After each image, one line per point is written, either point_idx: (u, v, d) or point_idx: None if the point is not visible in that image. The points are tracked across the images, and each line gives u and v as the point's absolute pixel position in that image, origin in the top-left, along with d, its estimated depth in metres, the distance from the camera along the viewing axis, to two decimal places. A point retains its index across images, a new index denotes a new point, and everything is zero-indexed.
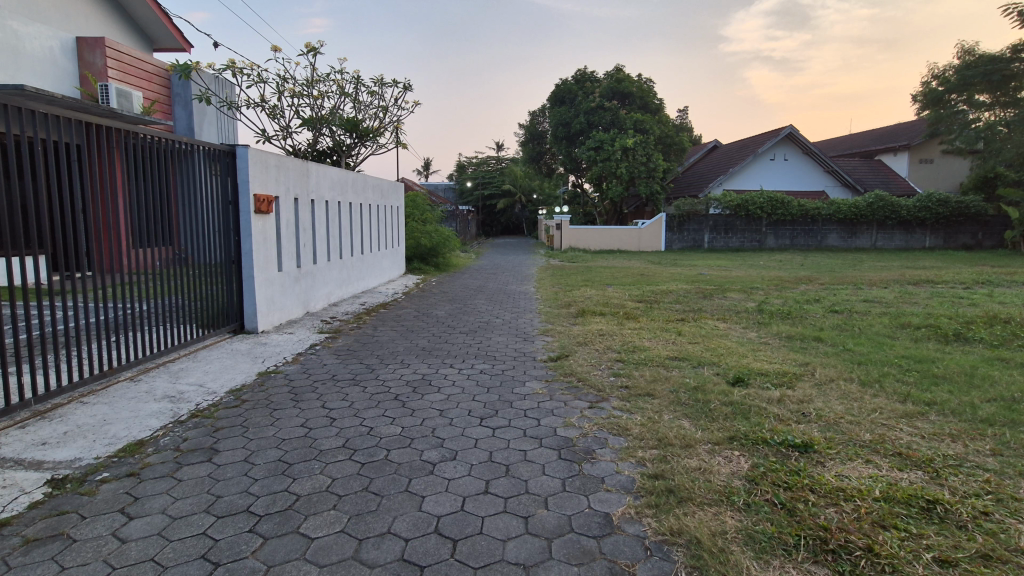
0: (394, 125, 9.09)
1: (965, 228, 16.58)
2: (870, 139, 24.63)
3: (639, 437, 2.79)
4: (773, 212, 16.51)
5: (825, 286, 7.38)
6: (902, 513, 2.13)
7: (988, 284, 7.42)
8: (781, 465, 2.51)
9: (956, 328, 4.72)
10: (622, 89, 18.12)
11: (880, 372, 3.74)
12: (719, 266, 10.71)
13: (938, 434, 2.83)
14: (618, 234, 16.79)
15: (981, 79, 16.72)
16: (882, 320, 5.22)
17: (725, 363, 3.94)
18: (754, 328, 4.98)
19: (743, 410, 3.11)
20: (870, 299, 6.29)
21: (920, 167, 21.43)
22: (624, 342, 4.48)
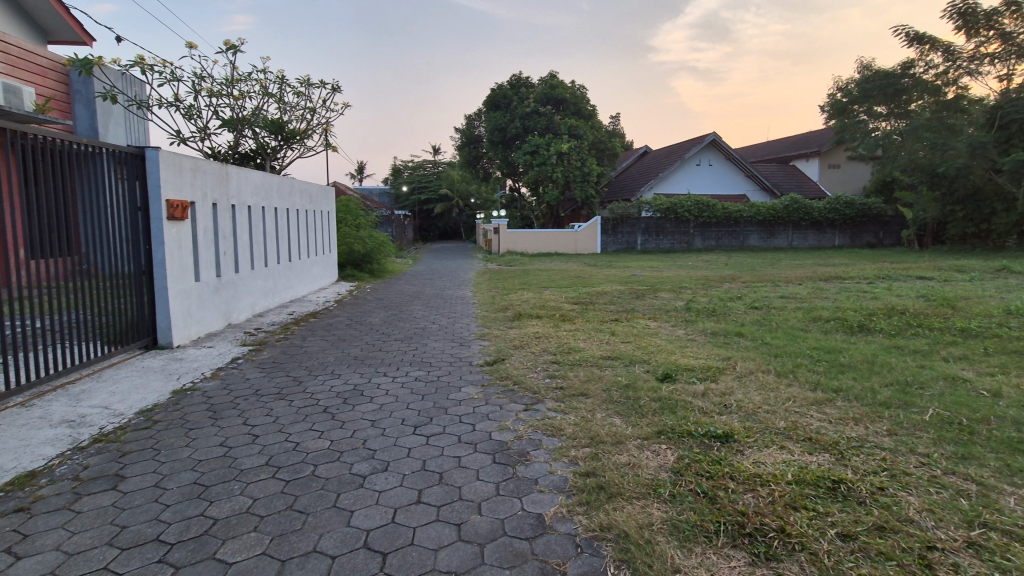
0: (322, 127, 8.80)
1: (869, 227, 18.12)
2: (785, 146, 26.49)
3: (572, 436, 2.84)
4: (700, 214, 17.36)
5: (747, 284, 7.84)
6: (810, 494, 2.30)
7: (887, 279, 8.15)
8: (703, 455, 2.64)
9: (859, 319, 5.15)
10: (556, 95, 18.40)
11: (794, 362, 4.01)
12: (651, 267, 11.14)
13: (843, 418, 3.06)
14: (555, 237, 17.06)
15: (878, 91, 18.01)
16: (796, 314, 5.61)
17: (655, 360, 4.09)
18: (682, 326, 5.21)
19: (670, 404, 3.24)
20: (786, 295, 6.74)
21: (829, 172, 23.27)
22: (560, 343, 4.56)
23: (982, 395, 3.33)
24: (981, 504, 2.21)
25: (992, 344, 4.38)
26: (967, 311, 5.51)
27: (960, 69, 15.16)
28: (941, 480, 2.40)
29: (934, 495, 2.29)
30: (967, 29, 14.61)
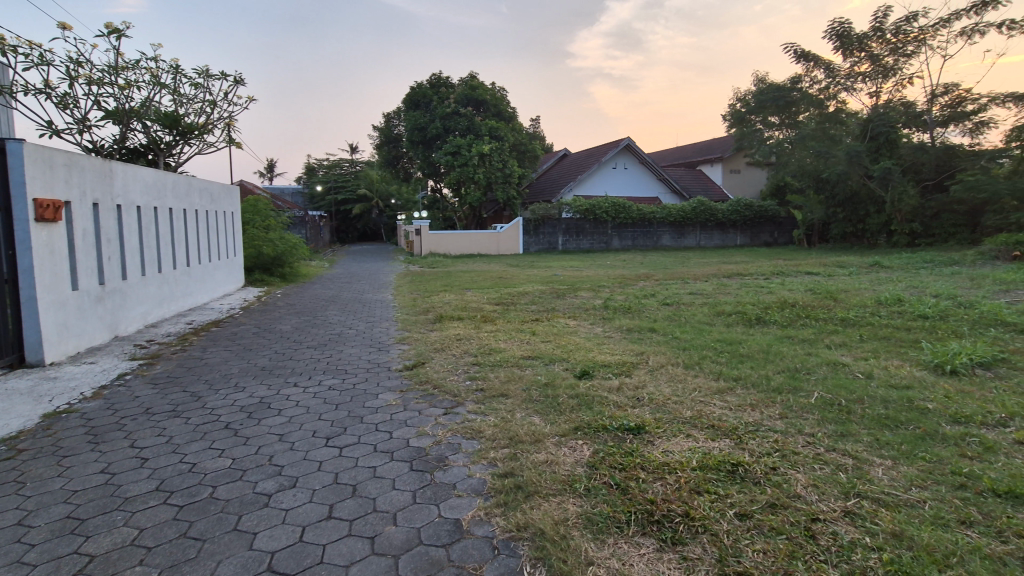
0: (224, 121, 8.22)
1: (766, 228, 19.74)
2: (692, 151, 28.26)
3: (492, 437, 2.84)
4: (617, 216, 18.10)
5: (659, 282, 8.27)
6: (712, 478, 2.45)
7: (781, 275, 8.91)
8: (617, 448, 2.74)
9: (757, 312, 5.58)
10: (476, 96, 18.39)
11: (700, 354, 4.27)
12: (572, 266, 11.45)
13: (742, 404, 3.30)
14: (478, 238, 17.08)
15: (772, 102, 19.98)
16: (703, 309, 5.99)
17: (573, 358, 4.20)
18: (599, 323, 5.39)
19: (587, 400, 3.34)
20: (694, 291, 7.18)
21: (732, 177, 25.13)
22: (481, 345, 4.55)
23: (857, 377, 3.73)
24: (855, 476, 2.47)
25: (865, 331, 4.92)
26: (846, 302, 6.15)
27: (839, 85, 16.90)
28: (824, 457, 2.65)
29: (818, 471, 2.53)
30: (844, 49, 16.32)
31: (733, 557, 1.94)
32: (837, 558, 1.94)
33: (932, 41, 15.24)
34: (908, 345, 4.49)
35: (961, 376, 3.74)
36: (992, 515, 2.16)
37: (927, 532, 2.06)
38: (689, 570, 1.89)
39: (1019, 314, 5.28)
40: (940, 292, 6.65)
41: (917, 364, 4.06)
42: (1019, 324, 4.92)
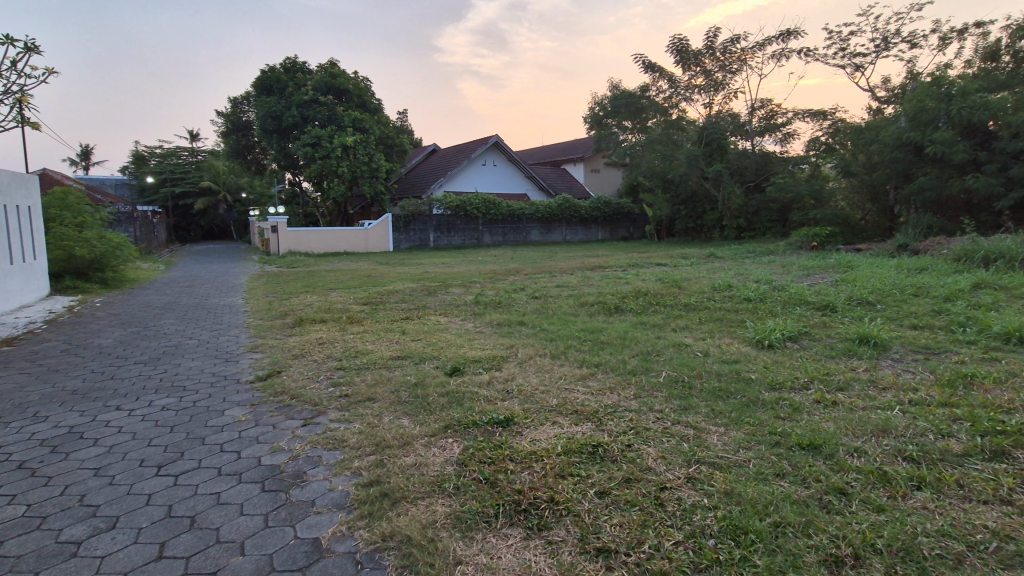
0: (14, 96, 6.78)
1: (623, 223, 21.44)
2: (556, 151, 29.70)
3: (356, 446, 2.69)
4: (487, 212, 18.40)
5: (528, 276, 8.56)
6: (575, 461, 2.57)
7: (635, 266, 9.74)
8: (486, 442, 2.75)
9: (615, 302, 6.01)
10: (337, 84, 17.42)
11: (565, 344, 4.48)
12: (443, 263, 11.38)
13: (602, 388, 3.53)
14: (343, 235, 16.26)
15: (624, 107, 21.82)
16: (568, 300, 6.30)
17: (444, 355, 4.15)
18: (470, 319, 5.40)
19: (457, 397, 3.32)
20: (560, 285, 7.53)
21: (593, 176, 26.89)
22: (346, 348, 4.31)
23: (697, 356, 4.20)
24: (696, 445, 2.76)
25: (703, 314, 5.55)
26: (689, 289, 6.89)
27: (680, 95, 18.89)
28: (671, 430, 2.92)
29: (666, 443, 2.78)
30: (683, 63, 18.26)
31: (593, 534, 2.06)
32: (681, 521, 2.15)
33: (751, 62, 17.69)
34: (735, 325, 5.17)
35: (777, 349, 4.39)
36: (799, 465, 2.56)
37: (751, 487, 2.36)
38: (553, 553, 1.96)
39: (816, 294, 6.35)
40: (760, 278, 7.75)
41: (744, 341, 4.67)
42: (816, 302, 5.93)
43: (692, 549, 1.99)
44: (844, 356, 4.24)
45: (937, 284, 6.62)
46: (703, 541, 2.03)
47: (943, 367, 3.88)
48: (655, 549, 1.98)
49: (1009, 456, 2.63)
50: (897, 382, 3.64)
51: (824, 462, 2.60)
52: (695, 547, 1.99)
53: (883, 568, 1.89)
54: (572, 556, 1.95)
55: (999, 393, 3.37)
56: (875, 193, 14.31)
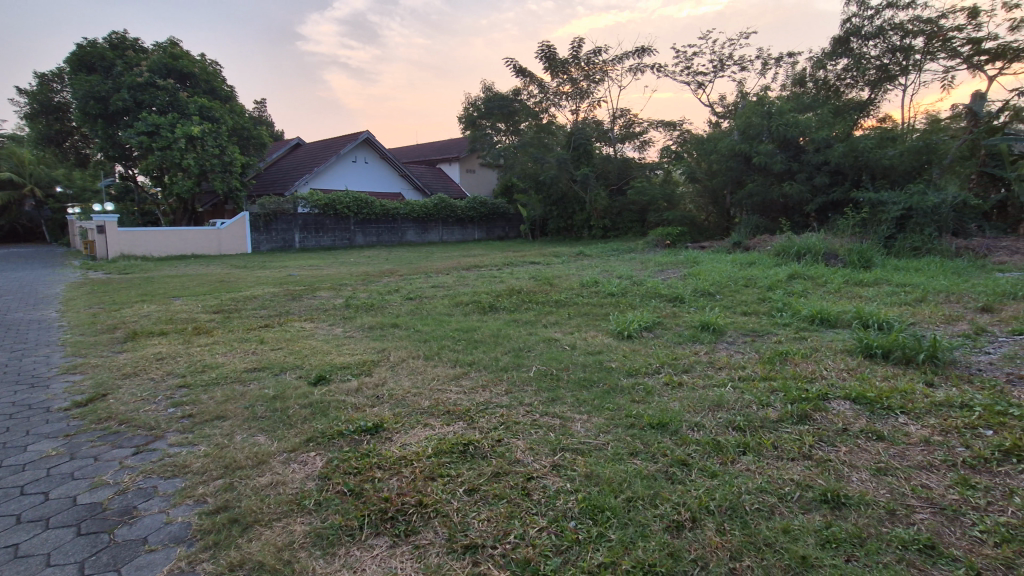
0: None
1: (499, 223, 21.90)
2: (432, 150, 29.45)
3: (200, 471, 2.42)
4: (359, 211, 17.69)
5: (403, 277, 8.39)
6: (445, 462, 2.57)
7: (509, 265, 10.00)
8: (352, 452, 2.64)
9: (490, 301, 6.13)
10: (179, 67, 15.52)
11: (439, 345, 4.46)
12: (310, 265, 10.71)
13: (475, 386, 3.57)
14: (190, 235, 14.61)
15: (498, 110, 22.26)
16: (444, 301, 6.29)
17: (308, 364, 3.90)
18: (339, 324, 5.15)
19: (322, 407, 3.14)
20: (436, 285, 7.48)
21: (469, 176, 27.12)
22: (192, 362, 3.87)
23: (565, 349, 4.42)
24: (561, 433, 2.90)
25: (572, 310, 5.87)
26: (559, 286, 7.26)
27: (549, 100, 19.80)
28: (539, 422, 3.05)
29: (534, 435, 2.89)
30: (552, 70, 19.16)
31: (461, 532, 2.07)
32: (545, 508, 2.25)
33: (611, 73, 19.09)
34: (599, 318, 5.53)
35: (634, 338, 4.78)
36: (649, 443, 2.81)
37: (608, 468, 2.55)
38: (420, 557, 1.94)
39: (668, 288, 7.04)
40: (622, 274, 8.41)
41: (607, 333, 5.03)
42: (668, 294, 6.57)
43: (555, 533, 2.09)
44: (690, 341, 4.75)
45: (762, 276, 7.70)
46: (565, 524, 2.14)
47: (765, 347, 4.52)
48: (520, 538, 2.05)
49: (811, 418, 3.15)
50: (730, 361, 4.17)
51: (671, 438, 2.89)
52: (557, 531, 2.10)
53: (713, 526, 2.16)
54: (439, 557, 1.94)
55: (806, 365, 4.03)
56: (715, 196, 16.27)
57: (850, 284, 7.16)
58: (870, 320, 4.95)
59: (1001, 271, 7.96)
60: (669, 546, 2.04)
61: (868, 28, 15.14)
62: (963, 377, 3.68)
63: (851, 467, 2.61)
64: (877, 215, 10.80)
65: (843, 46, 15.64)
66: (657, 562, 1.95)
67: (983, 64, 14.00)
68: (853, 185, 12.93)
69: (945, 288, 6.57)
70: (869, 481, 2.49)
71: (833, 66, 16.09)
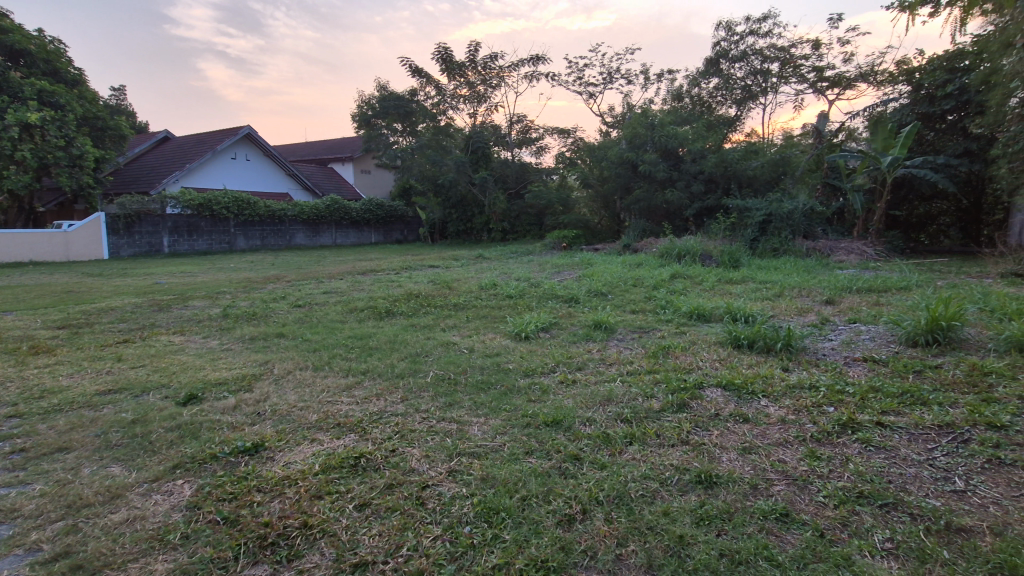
0: None
1: (397, 226, 21.33)
2: (324, 148, 28.04)
3: (34, 514, 2.09)
4: (240, 212, 16.35)
5: (291, 283, 7.87)
6: (334, 478, 2.44)
7: (407, 269, 9.79)
8: (227, 476, 2.42)
9: (386, 305, 5.96)
10: (10, 43, 13.33)
11: (330, 354, 4.24)
12: (182, 272, 9.70)
13: (368, 396, 3.43)
14: (29, 239, 12.63)
15: (393, 109, 21.69)
16: (336, 307, 5.99)
17: (177, 382, 3.51)
18: (215, 336, 4.71)
19: (193, 429, 2.84)
20: (328, 291, 7.12)
21: (364, 177, 26.18)
22: (26, 388, 3.32)
23: (463, 353, 4.41)
24: (458, 438, 2.88)
25: (470, 313, 5.87)
26: (457, 289, 7.23)
27: (446, 103, 19.73)
28: (436, 428, 3.00)
29: (430, 441, 2.84)
30: (448, 72, 19.10)
31: (349, 551, 1.98)
32: (439, 515, 2.21)
33: (507, 79, 19.46)
34: (498, 321, 5.59)
35: (531, 339, 4.89)
36: (544, 441, 2.89)
37: (503, 469, 2.57)
38: None
39: (564, 289, 7.29)
40: (519, 276, 8.58)
41: (505, 335, 5.09)
42: (564, 295, 6.82)
43: (449, 540, 2.06)
44: (583, 340, 4.96)
45: (648, 276, 8.24)
46: (460, 530, 2.13)
47: (650, 342, 4.85)
48: (413, 550, 2.00)
49: (688, 406, 3.42)
50: (620, 358, 4.41)
51: (564, 434, 2.99)
52: (452, 538, 2.08)
53: (602, 516, 2.26)
54: None
55: (685, 357, 4.38)
56: (606, 201, 17.18)
57: (722, 282, 7.90)
58: (738, 314, 5.51)
59: (840, 268, 9.22)
60: (560, 540, 2.10)
61: (734, 51, 16.87)
62: (812, 361, 4.21)
63: (722, 448, 2.87)
64: (743, 219, 12.06)
65: (714, 66, 17.27)
66: (550, 557, 2.00)
67: (825, 89, 16.22)
68: (723, 192, 14.31)
69: (797, 284, 7.50)
70: (737, 460, 2.75)
71: (706, 84, 17.73)
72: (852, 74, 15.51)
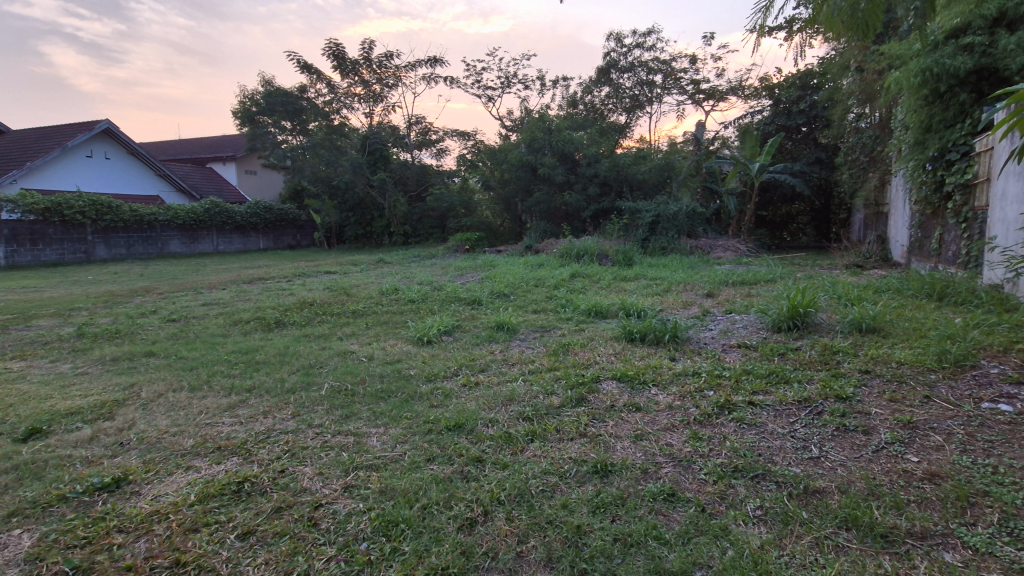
0: None
1: (287, 231, 19.93)
2: (202, 147, 25.65)
3: None
4: (99, 217, 14.52)
5: (164, 295, 7.09)
6: (213, 507, 2.24)
7: (300, 276, 9.24)
8: (80, 518, 2.14)
9: (276, 316, 5.57)
10: None
11: (209, 372, 3.88)
12: (24, 287, 8.38)
13: (254, 415, 3.17)
14: None
15: (280, 107, 20.34)
16: (218, 320, 5.49)
17: (14, 417, 3.02)
18: (67, 359, 4.12)
19: (35, 470, 2.47)
20: (207, 302, 6.50)
21: (250, 178, 24.31)
22: None
23: (361, 361, 4.23)
24: (354, 452, 2.75)
25: (370, 319, 5.67)
26: (356, 296, 6.95)
27: (340, 101, 18.98)
28: (330, 443, 2.85)
29: (324, 458, 2.69)
30: (341, 70, 18.35)
31: None
32: (334, 535, 2.11)
33: (405, 80, 19.13)
34: (399, 326, 5.44)
35: (433, 344, 4.83)
36: (445, 446, 2.85)
37: (403, 479, 2.50)
38: None
39: (466, 291, 7.28)
40: (422, 280, 8.41)
41: (406, 340, 4.98)
42: (467, 298, 6.81)
43: (343, 560, 1.97)
44: (486, 342, 4.98)
45: (549, 276, 8.46)
46: (356, 548, 2.04)
47: (551, 341, 4.99)
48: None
49: (586, 400, 3.56)
50: (522, 357, 4.49)
51: (467, 438, 2.97)
52: (347, 557, 1.98)
53: (503, 515, 2.28)
54: None
55: (583, 353, 4.56)
56: (507, 204, 17.39)
57: (617, 280, 8.34)
58: (631, 310, 5.84)
59: (719, 264, 10.10)
60: (461, 545, 2.08)
61: (622, 62, 17.98)
62: (695, 350, 4.58)
63: (616, 437, 3.02)
64: (634, 220, 12.83)
65: (605, 76, 18.25)
66: (450, 564, 1.98)
67: (701, 100, 17.75)
68: (616, 195, 15.12)
69: (683, 280, 8.11)
70: (630, 447, 2.90)
71: (598, 91, 18.66)
72: (724, 88, 17.15)
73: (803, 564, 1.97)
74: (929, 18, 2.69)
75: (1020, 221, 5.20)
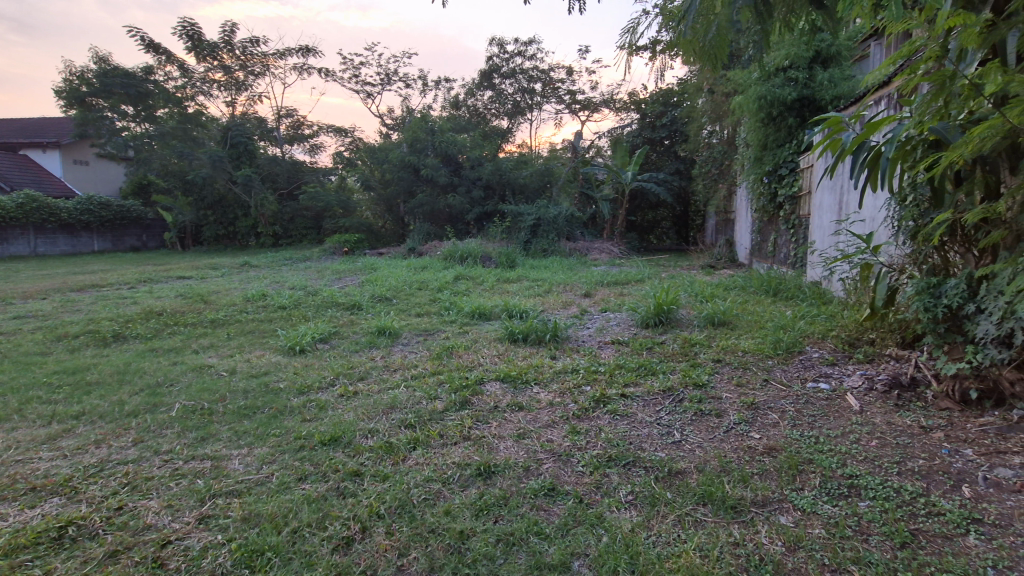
0: None
1: (130, 230, 17.35)
2: (13, 130, 21.57)
3: None
4: None
5: None
6: (23, 561, 1.87)
7: (147, 282, 8.16)
8: None
9: (114, 328, 4.82)
10: None
11: (22, 399, 3.23)
12: None
13: (82, 446, 2.70)
14: None
15: (120, 88, 17.39)
16: (35, 336, 4.62)
17: None
18: None
19: None
20: (20, 315, 5.45)
21: (79, 169, 20.84)
22: None
23: (221, 376, 3.81)
24: (211, 478, 2.46)
25: (232, 329, 5.14)
26: (216, 303, 6.28)
27: (196, 87, 17.10)
28: (182, 470, 2.52)
29: (174, 488, 2.37)
30: (197, 52, 16.52)
31: None
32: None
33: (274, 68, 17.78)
34: (267, 335, 5.01)
35: (307, 353, 4.51)
36: (320, 463, 2.66)
37: (270, 503, 2.28)
38: None
39: (344, 296, 6.92)
40: (294, 285, 7.84)
41: (275, 350, 4.59)
42: (345, 303, 6.48)
43: None
44: (366, 348, 4.77)
45: (433, 279, 8.36)
46: None
47: (434, 344, 4.92)
48: None
49: (470, 403, 3.55)
50: (404, 363, 4.36)
51: (343, 451, 2.81)
52: None
53: (383, 529, 2.18)
54: None
55: (467, 356, 4.55)
56: (389, 205, 16.82)
57: (500, 282, 8.49)
58: (513, 311, 5.96)
59: (594, 265, 10.72)
60: (336, 567, 1.95)
61: (504, 68, 18.40)
62: (574, 348, 4.79)
63: (499, 438, 3.05)
64: (517, 223, 13.15)
65: (487, 80, 18.54)
66: None
67: (577, 110, 18.75)
68: (499, 198, 15.40)
69: (562, 281, 8.48)
70: (512, 447, 2.94)
71: (481, 95, 18.88)
72: (597, 100, 18.29)
73: (669, 542, 2.14)
74: (765, 52, 3.07)
75: (831, 228, 6.20)
